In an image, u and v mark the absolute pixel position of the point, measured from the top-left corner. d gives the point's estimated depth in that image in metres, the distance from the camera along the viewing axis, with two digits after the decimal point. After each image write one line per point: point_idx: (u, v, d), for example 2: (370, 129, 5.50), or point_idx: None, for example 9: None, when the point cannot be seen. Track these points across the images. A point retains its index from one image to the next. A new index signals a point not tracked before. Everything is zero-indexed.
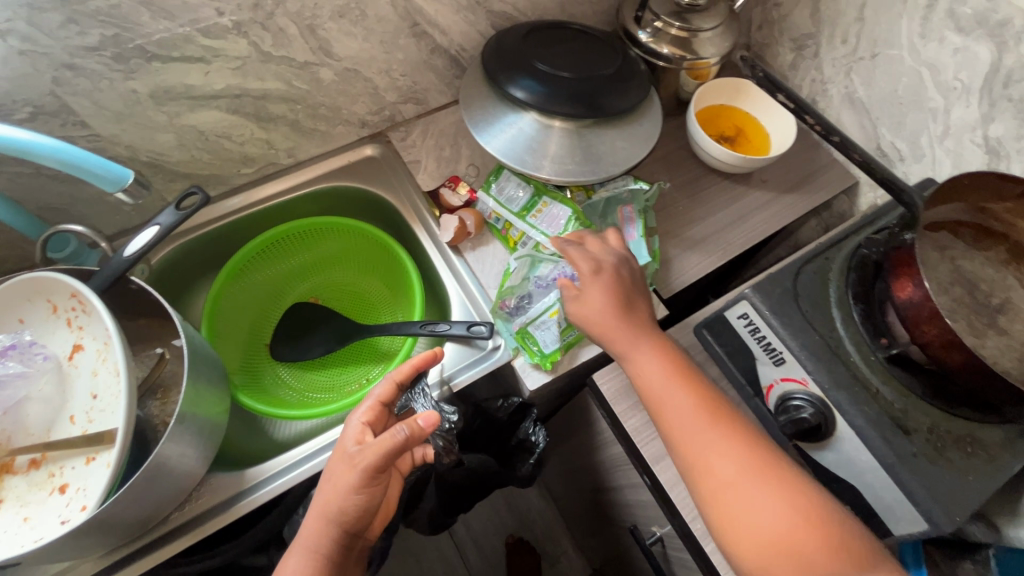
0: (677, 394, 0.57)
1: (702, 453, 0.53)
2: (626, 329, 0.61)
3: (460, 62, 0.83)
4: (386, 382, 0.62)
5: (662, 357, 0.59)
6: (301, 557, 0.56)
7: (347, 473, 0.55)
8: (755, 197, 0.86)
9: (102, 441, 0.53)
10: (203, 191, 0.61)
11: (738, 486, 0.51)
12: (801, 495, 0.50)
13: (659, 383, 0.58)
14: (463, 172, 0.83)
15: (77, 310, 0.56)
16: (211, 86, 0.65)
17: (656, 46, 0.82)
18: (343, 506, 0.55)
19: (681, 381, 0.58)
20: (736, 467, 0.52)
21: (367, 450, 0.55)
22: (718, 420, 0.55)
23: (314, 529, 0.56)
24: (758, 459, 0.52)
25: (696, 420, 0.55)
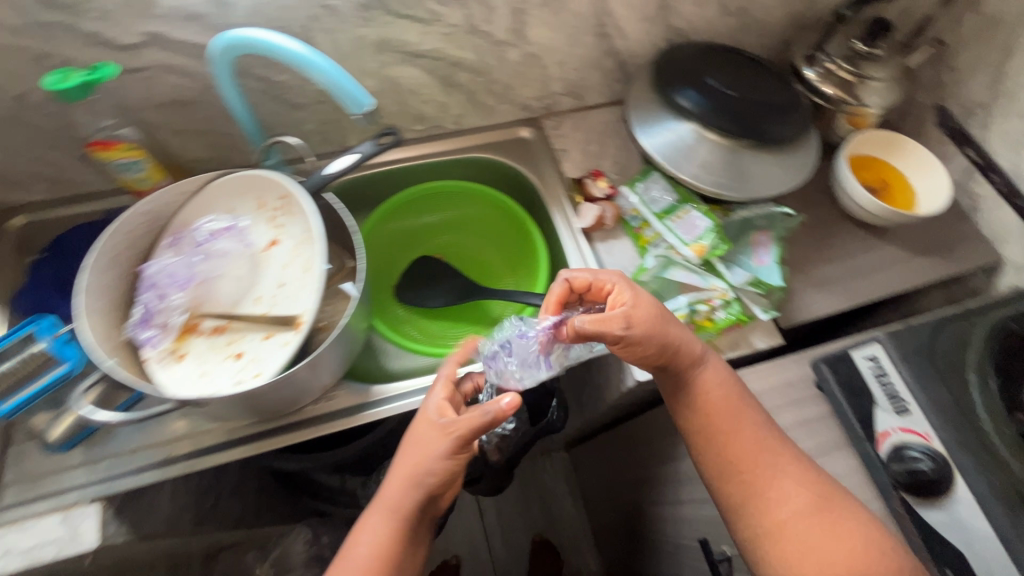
0: (745, 431, 0.61)
1: (764, 489, 0.58)
2: (686, 352, 0.62)
3: (627, 67, 0.88)
4: (450, 366, 0.62)
5: (725, 380, 0.64)
6: (385, 515, 0.56)
7: (439, 438, 0.54)
8: (888, 252, 0.86)
9: (283, 324, 0.61)
10: (397, 133, 0.68)
11: (813, 537, 0.55)
12: (873, 538, 0.54)
13: (725, 404, 0.63)
14: (606, 169, 0.87)
15: (281, 210, 0.65)
16: (421, 45, 0.73)
17: (820, 84, 0.84)
18: (432, 469, 0.54)
19: (736, 402, 0.63)
20: (805, 510, 0.56)
21: (461, 420, 0.54)
22: (790, 465, 0.59)
23: (398, 490, 0.56)
24: (826, 499, 0.57)
25: (759, 458, 0.60)
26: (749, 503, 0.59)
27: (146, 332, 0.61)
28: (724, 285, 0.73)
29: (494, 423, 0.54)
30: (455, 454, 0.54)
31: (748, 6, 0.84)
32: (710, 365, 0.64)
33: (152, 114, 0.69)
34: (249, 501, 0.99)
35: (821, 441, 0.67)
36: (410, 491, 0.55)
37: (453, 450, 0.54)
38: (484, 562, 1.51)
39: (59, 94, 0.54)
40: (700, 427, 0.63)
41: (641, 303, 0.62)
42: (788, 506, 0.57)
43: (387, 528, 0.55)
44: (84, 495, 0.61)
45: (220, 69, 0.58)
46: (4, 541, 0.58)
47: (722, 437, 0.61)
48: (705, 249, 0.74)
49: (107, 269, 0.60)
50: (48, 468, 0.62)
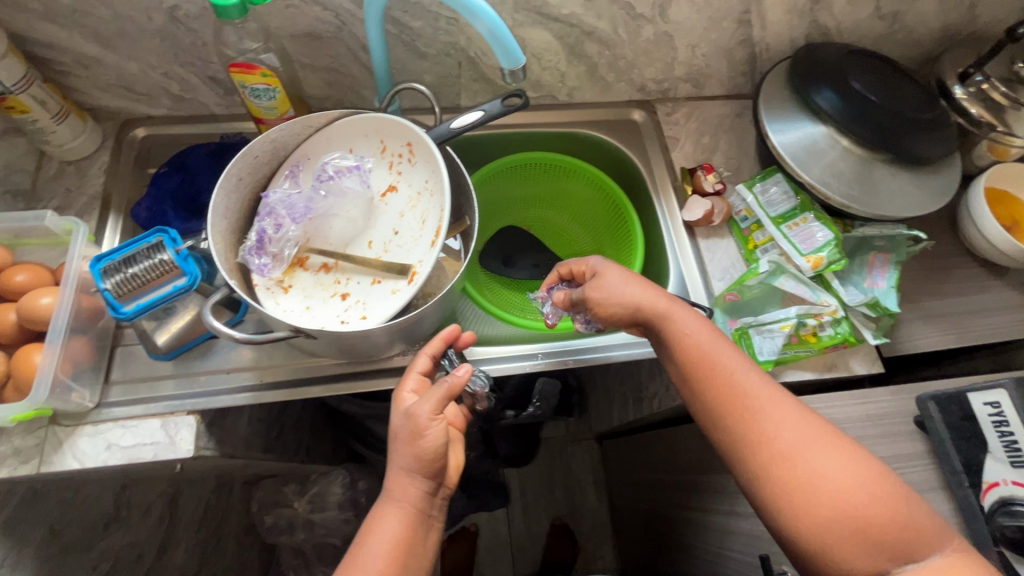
0: (736, 362, 0.58)
1: (762, 419, 0.54)
2: (657, 303, 0.61)
3: (757, 61, 0.84)
4: (423, 359, 0.61)
5: (701, 320, 0.61)
6: (399, 512, 0.53)
7: (427, 405, 0.54)
8: (1008, 295, 0.80)
9: (393, 271, 0.61)
10: (525, 97, 0.66)
11: (831, 475, 0.50)
12: (881, 471, 0.51)
13: (703, 336, 0.59)
14: (716, 163, 0.83)
15: (403, 158, 0.64)
16: (560, 9, 0.71)
17: (966, 104, 0.77)
18: (421, 449, 0.53)
19: (717, 341, 0.59)
20: (807, 440, 0.52)
21: (422, 401, 0.54)
22: (788, 398, 0.56)
23: (399, 478, 0.54)
24: (831, 434, 0.53)
25: (757, 390, 0.56)
26: (750, 439, 0.54)
27: (258, 259, 0.61)
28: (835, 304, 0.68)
29: (452, 395, 0.55)
30: (438, 426, 0.53)
31: (903, 11, 0.78)
32: (681, 312, 0.61)
33: (287, 43, 0.69)
34: (304, 437, 1.02)
35: (912, 479, 0.65)
36: (405, 467, 0.54)
37: (428, 429, 0.53)
38: (502, 537, 1.53)
39: (219, 11, 0.54)
40: (682, 358, 0.59)
41: (606, 269, 0.65)
42: (793, 437, 0.53)
43: (394, 521, 0.52)
44: (180, 405, 0.63)
45: (369, 13, 0.58)
46: (108, 435, 0.61)
47: (716, 372, 0.57)
48: (822, 262, 0.69)
49: (233, 190, 0.62)
50: (149, 372, 0.65)
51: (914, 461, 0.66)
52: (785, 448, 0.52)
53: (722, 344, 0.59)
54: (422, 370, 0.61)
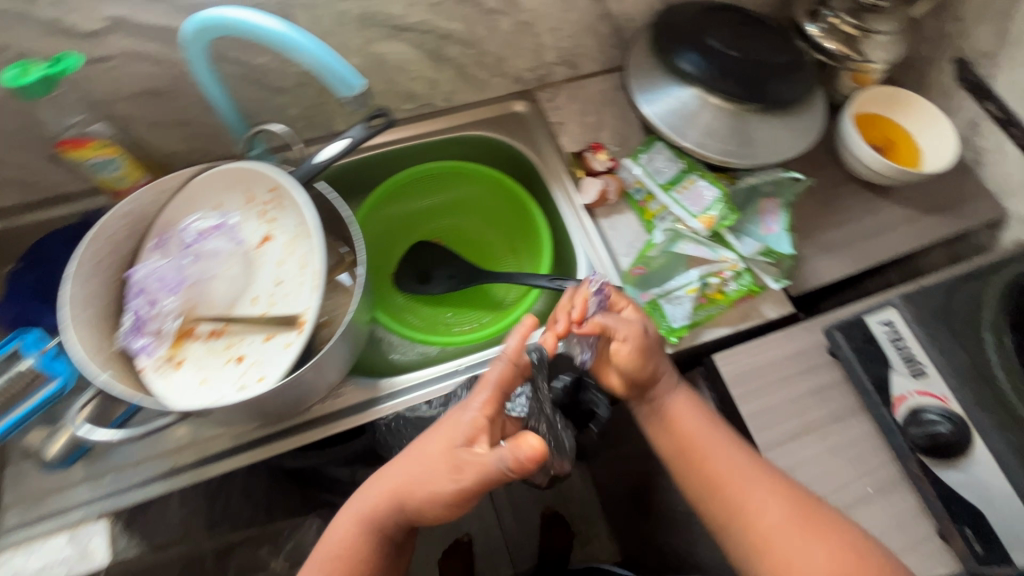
0: (703, 430, 0.60)
1: (742, 507, 0.55)
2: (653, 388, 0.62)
3: (622, 31, 0.84)
4: (503, 364, 0.53)
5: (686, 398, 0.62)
6: (355, 521, 0.55)
7: (445, 483, 0.50)
8: (896, 212, 0.84)
9: (281, 324, 0.58)
10: (389, 115, 0.64)
11: (778, 526, 0.54)
12: (819, 526, 0.53)
13: (694, 428, 0.60)
14: (605, 140, 0.84)
15: (271, 204, 0.61)
16: (406, 18, 0.68)
17: (822, 41, 0.82)
18: (424, 510, 0.52)
19: (712, 433, 0.60)
20: (786, 524, 0.54)
21: (472, 468, 0.48)
22: (748, 460, 0.57)
23: (374, 495, 0.54)
24: (806, 507, 0.54)
25: (720, 458, 0.57)
26: (732, 523, 0.55)
27: (139, 341, 0.58)
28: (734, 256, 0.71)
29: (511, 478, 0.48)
30: (455, 500, 0.50)
31: None
32: (675, 395, 0.62)
33: (122, 106, 0.64)
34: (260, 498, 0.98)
35: (835, 408, 0.68)
36: (391, 511, 0.54)
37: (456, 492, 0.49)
38: (497, 540, 1.53)
39: (19, 91, 0.49)
40: (668, 448, 0.60)
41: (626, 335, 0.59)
42: (744, 490, 0.56)
43: (352, 530, 0.54)
44: (90, 510, 0.59)
45: (196, 62, 0.55)
46: (13, 562, 0.57)
47: (682, 439, 0.60)
48: (714, 220, 0.72)
49: (92, 276, 0.58)
50: (48, 486, 0.60)
51: (832, 390, 0.69)
52: (738, 501, 0.55)
53: (726, 441, 0.59)
54: (499, 382, 0.53)
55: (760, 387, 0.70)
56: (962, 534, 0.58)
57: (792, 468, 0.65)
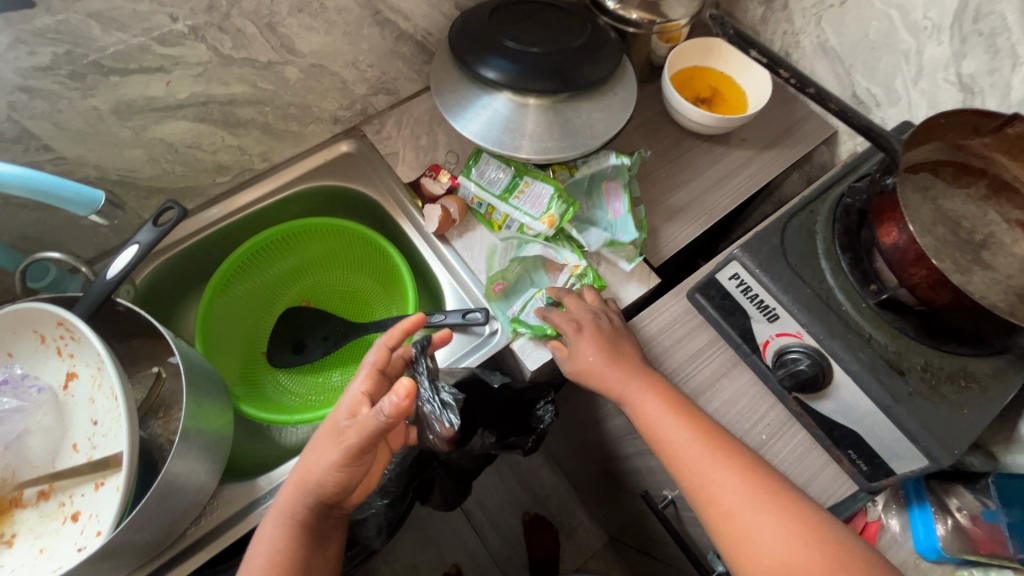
0: (664, 417, 0.57)
1: (706, 481, 0.53)
2: (613, 387, 0.60)
3: (427, 46, 0.81)
4: (378, 349, 0.60)
5: (650, 388, 0.59)
6: (279, 523, 0.54)
7: (331, 449, 0.52)
8: (738, 155, 0.86)
9: (109, 466, 0.53)
10: (179, 205, 0.61)
11: (739, 505, 0.51)
12: (775, 494, 0.51)
13: (658, 410, 0.58)
14: (442, 160, 0.80)
15: (65, 339, 0.54)
16: (173, 96, 0.63)
17: (624, 12, 0.80)
18: (324, 481, 0.52)
19: (678, 412, 0.57)
20: (747, 502, 0.51)
21: (351, 427, 0.51)
22: (702, 436, 0.55)
23: (289, 491, 0.54)
24: (761, 487, 0.52)
25: (676, 436, 0.56)
26: (696, 498, 0.54)
27: None
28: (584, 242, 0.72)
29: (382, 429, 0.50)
30: (346, 462, 0.51)
31: None
32: (637, 386, 0.60)
33: None
34: None
35: (717, 364, 0.67)
36: (302, 501, 0.54)
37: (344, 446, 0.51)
38: (484, 562, 1.31)
39: None
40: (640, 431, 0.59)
41: (580, 351, 0.62)
42: (707, 473, 0.53)
43: (278, 531, 0.53)
44: None
45: None
46: None
47: (644, 428, 0.58)
48: (555, 219, 0.70)
49: None
50: None
51: (711, 349, 0.68)
52: (698, 480, 0.54)
53: (691, 410, 0.58)
54: (378, 364, 0.59)
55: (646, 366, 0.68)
56: (847, 457, 0.62)
57: None
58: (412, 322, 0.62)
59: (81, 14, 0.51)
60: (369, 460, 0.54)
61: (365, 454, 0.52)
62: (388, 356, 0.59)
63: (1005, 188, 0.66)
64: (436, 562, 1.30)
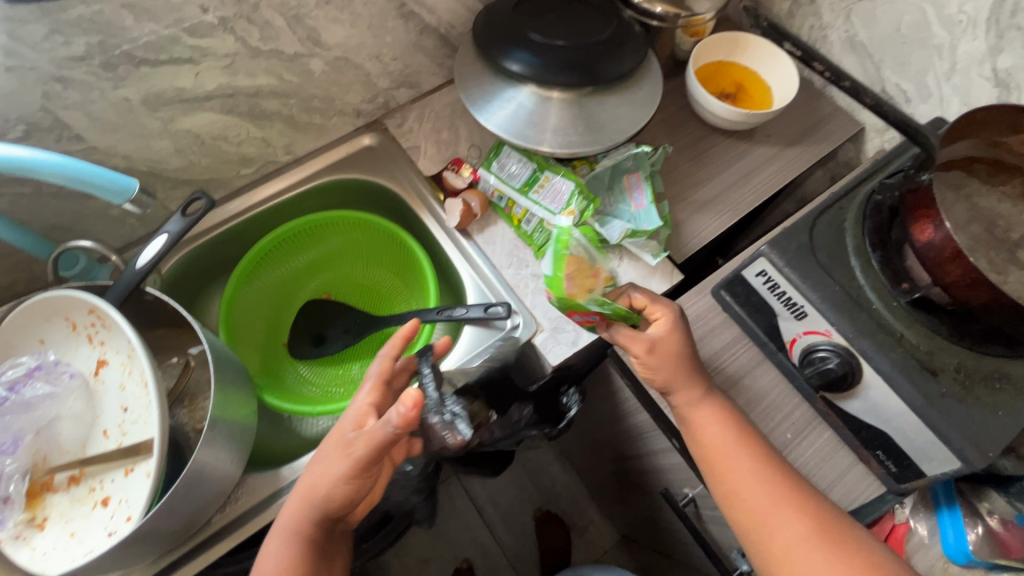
0: (728, 444, 0.57)
1: (766, 517, 0.54)
2: (681, 396, 0.59)
3: (450, 40, 0.81)
4: (382, 360, 0.58)
5: (717, 411, 0.58)
6: (283, 539, 0.53)
7: (338, 461, 0.52)
8: (762, 151, 0.85)
9: (140, 452, 0.54)
10: (207, 196, 0.61)
11: (798, 542, 0.52)
12: (840, 539, 0.51)
13: (722, 439, 0.57)
14: (464, 154, 0.80)
15: (96, 326, 0.55)
16: (202, 87, 0.63)
17: (649, 6, 0.79)
18: (330, 493, 0.52)
19: (740, 445, 0.56)
20: (807, 542, 0.52)
21: (358, 440, 0.51)
22: (765, 471, 0.55)
23: (295, 504, 0.54)
24: (824, 527, 0.52)
25: (739, 468, 0.56)
26: (752, 533, 0.55)
27: None
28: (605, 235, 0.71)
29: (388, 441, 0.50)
30: (352, 474, 0.51)
31: None
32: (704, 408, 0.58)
33: None
34: None
35: (742, 362, 0.67)
36: (309, 515, 0.53)
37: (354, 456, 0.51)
38: (495, 558, 1.31)
39: None
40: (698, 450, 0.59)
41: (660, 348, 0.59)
42: (764, 508, 0.54)
43: (283, 546, 0.53)
44: None
45: None
46: None
47: (706, 449, 0.58)
48: (575, 215, 0.70)
49: None
50: None
51: (736, 345, 0.67)
52: (759, 517, 0.54)
53: (758, 441, 0.57)
54: (382, 376, 0.58)
55: None
56: (876, 458, 0.60)
57: None
58: (411, 328, 0.60)
59: (116, 4, 0.51)
60: (375, 472, 0.54)
61: (371, 467, 0.52)
62: (391, 368, 0.58)
63: None
64: (447, 558, 1.30)
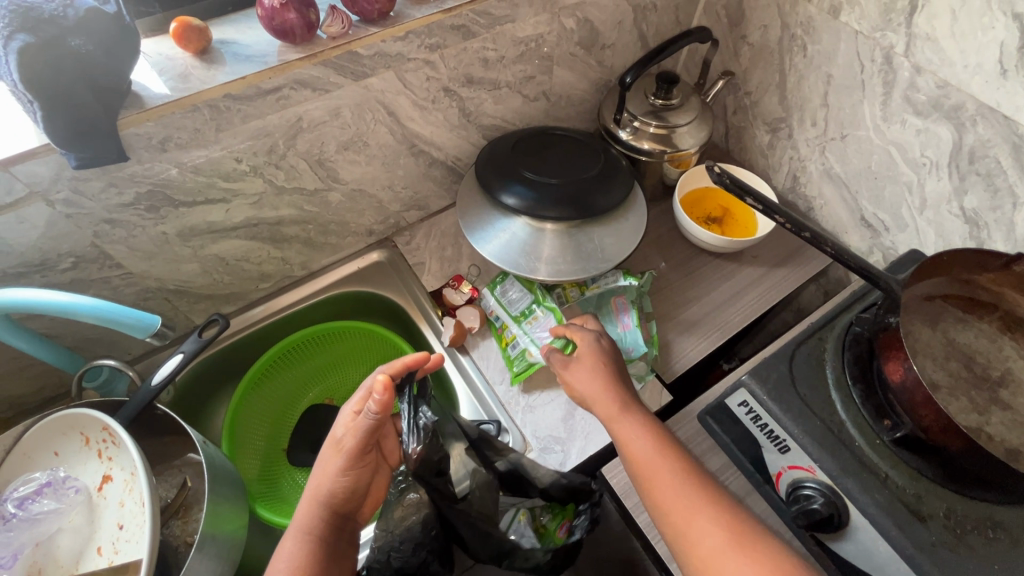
0: (654, 457, 0.56)
1: (686, 526, 0.52)
2: (611, 414, 0.61)
3: (457, 170, 0.90)
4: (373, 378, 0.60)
5: (643, 424, 0.60)
6: (294, 539, 0.55)
7: (334, 457, 0.59)
8: (749, 272, 0.89)
9: (126, 573, 0.55)
10: (223, 318, 0.68)
11: (721, 550, 0.50)
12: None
13: (647, 450, 0.57)
14: (465, 271, 0.87)
15: (107, 442, 0.59)
16: (231, 219, 0.72)
17: (636, 143, 0.87)
18: (334, 484, 0.58)
19: (665, 453, 0.57)
20: (729, 550, 0.50)
21: (348, 432, 0.59)
22: (689, 477, 0.54)
23: (303, 507, 0.58)
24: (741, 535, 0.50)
25: (668, 487, 0.54)
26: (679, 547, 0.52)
27: None
28: None
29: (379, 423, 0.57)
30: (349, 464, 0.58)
31: (548, 90, 0.89)
32: (631, 422, 0.60)
33: None
34: None
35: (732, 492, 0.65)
36: (317, 515, 0.57)
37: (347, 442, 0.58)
38: None
39: None
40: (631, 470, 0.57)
41: (585, 363, 0.66)
42: (681, 520, 0.52)
43: (295, 549, 0.54)
44: None
45: (11, 338, 0.58)
46: None
47: (635, 467, 0.57)
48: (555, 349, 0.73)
49: None
50: None
51: (724, 474, 0.67)
52: (676, 520, 0.53)
53: (682, 454, 0.57)
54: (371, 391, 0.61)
55: None
56: None
57: None
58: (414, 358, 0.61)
59: (164, 162, 0.60)
60: (371, 461, 0.61)
61: (364, 453, 0.59)
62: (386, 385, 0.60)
63: (1019, 324, 0.66)
64: None
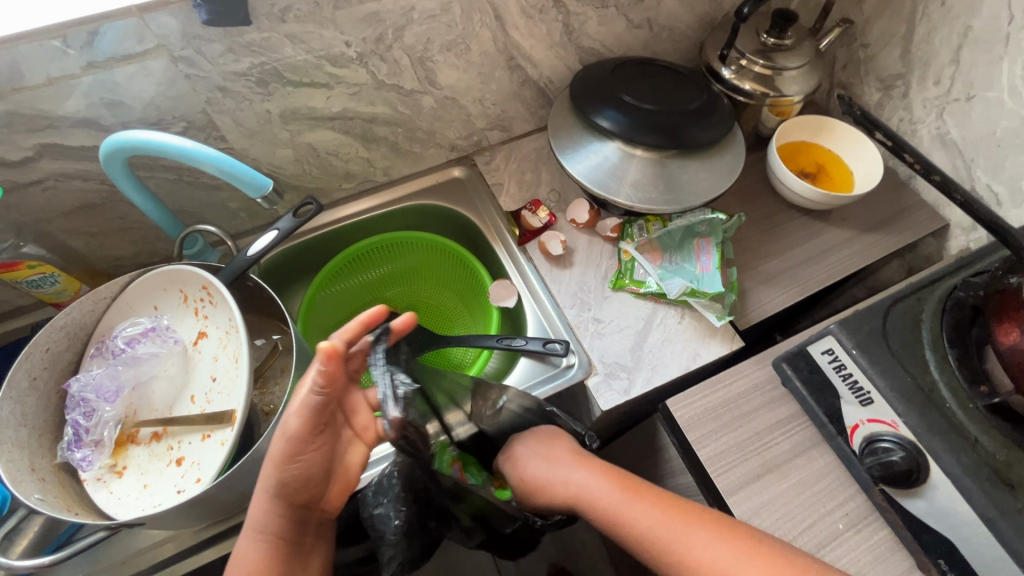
0: (663, 523, 0.54)
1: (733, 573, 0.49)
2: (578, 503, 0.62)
3: (547, 93, 0.88)
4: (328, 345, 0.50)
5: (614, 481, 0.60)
6: (248, 540, 0.49)
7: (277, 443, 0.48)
8: (836, 233, 0.85)
9: (220, 421, 0.59)
10: (317, 202, 0.68)
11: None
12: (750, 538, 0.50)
13: (654, 520, 0.54)
14: (543, 197, 0.86)
15: (204, 301, 0.63)
16: (329, 108, 0.72)
17: (738, 83, 0.83)
18: (281, 481, 0.48)
19: (662, 506, 0.55)
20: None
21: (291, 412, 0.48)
22: (711, 525, 0.52)
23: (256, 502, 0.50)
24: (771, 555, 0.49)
25: (694, 546, 0.51)
26: None
27: (78, 453, 0.57)
28: (662, 289, 0.75)
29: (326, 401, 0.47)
30: (294, 452, 0.47)
31: (653, 17, 0.85)
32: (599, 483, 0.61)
33: (58, 223, 0.66)
34: None
35: (797, 440, 0.65)
36: (274, 515, 0.49)
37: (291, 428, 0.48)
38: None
39: None
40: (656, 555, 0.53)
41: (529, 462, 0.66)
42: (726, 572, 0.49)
43: (248, 551, 0.49)
44: None
45: (125, 189, 0.60)
46: None
47: (658, 546, 0.53)
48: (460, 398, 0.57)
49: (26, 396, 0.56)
50: None
51: (790, 424, 0.66)
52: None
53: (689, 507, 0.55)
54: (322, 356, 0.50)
55: (711, 431, 0.65)
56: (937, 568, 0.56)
57: (759, 511, 0.60)
58: (373, 314, 0.51)
59: (280, 34, 0.61)
60: (326, 444, 0.49)
61: (313, 433, 0.48)
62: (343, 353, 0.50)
63: None
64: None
